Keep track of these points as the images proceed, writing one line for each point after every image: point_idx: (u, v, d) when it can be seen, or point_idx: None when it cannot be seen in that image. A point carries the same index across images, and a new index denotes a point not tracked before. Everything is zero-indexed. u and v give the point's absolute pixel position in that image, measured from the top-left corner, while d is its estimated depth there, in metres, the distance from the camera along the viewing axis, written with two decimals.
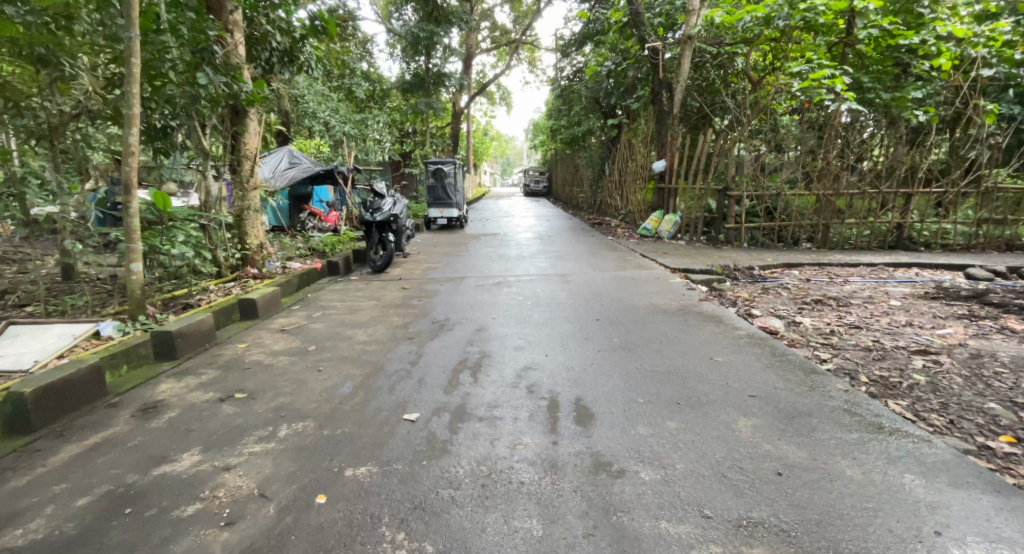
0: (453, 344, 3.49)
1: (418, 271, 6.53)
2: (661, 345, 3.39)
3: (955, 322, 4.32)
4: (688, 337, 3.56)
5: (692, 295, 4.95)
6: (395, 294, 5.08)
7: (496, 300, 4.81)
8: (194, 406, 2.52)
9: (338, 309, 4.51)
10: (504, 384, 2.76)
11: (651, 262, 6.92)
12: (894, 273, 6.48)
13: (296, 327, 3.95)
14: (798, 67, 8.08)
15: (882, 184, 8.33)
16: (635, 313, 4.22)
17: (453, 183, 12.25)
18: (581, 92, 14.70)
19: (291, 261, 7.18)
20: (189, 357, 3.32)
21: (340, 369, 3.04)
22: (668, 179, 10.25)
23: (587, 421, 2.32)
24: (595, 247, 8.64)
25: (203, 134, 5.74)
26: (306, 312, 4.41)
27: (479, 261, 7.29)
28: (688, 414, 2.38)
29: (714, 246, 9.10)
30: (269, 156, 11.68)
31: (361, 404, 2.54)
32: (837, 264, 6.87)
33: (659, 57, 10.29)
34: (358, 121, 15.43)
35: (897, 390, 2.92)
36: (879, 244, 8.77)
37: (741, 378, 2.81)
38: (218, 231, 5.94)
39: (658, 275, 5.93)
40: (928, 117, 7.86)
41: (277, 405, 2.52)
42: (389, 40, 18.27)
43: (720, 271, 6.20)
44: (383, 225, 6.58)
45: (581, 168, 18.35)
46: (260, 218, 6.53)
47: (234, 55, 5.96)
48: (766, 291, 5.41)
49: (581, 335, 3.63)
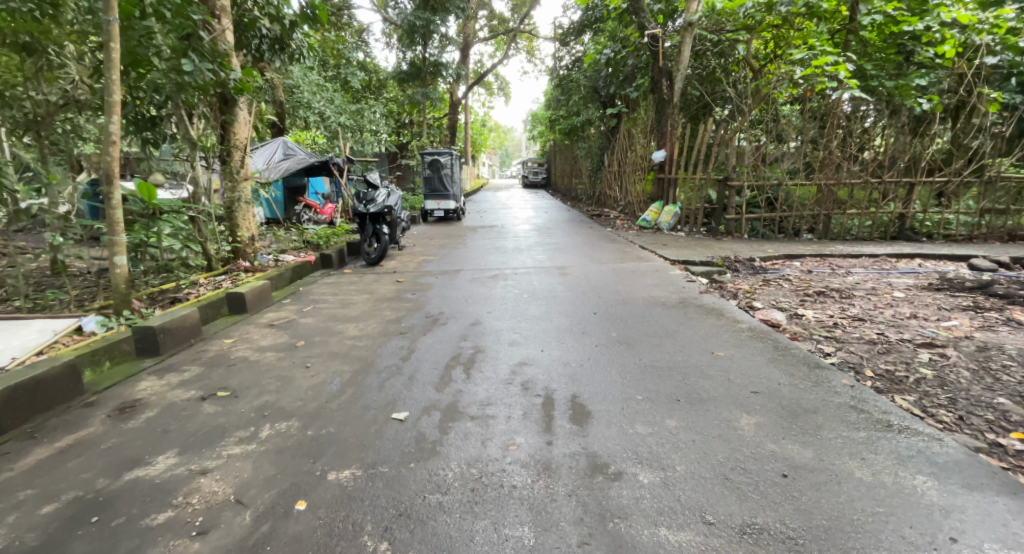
0: (446, 338, 3.40)
1: (413, 263, 6.43)
2: (659, 339, 3.29)
3: (960, 314, 4.24)
4: (688, 331, 3.45)
5: (692, 287, 4.84)
6: (388, 287, 4.97)
7: (492, 293, 4.72)
8: (174, 406, 2.43)
9: (330, 303, 4.41)
10: (498, 381, 2.66)
11: (650, 254, 6.83)
12: (897, 263, 6.37)
13: (285, 322, 3.84)
14: (801, 54, 7.95)
15: (884, 173, 8.25)
16: (633, 306, 4.12)
17: (450, 174, 12.12)
18: (580, 81, 14.53)
19: (284, 254, 7.08)
20: (173, 353, 3.21)
21: (329, 365, 2.94)
22: (668, 169, 10.16)
23: (583, 419, 2.22)
24: (594, 239, 8.55)
25: (191, 124, 5.64)
26: (297, 306, 4.31)
27: (475, 254, 7.18)
28: (688, 412, 2.28)
29: (713, 237, 9.02)
30: (262, 147, 11.61)
31: (349, 402, 2.44)
32: (839, 255, 6.77)
33: (659, 45, 10.09)
34: (353, 111, 15.26)
35: (903, 385, 2.85)
36: (881, 235, 8.68)
37: (743, 374, 2.72)
38: (207, 223, 5.78)
39: (657, 267, 5.83)
40: (931, 105, 7.81)
41: (260, 404, 2.42)
42: (384, 28, 17.99)
43: (720, 263, 6.08)
44: (377, 217, 6.41)
45: (579, 159, 18.19)
46: (251, 209, 6.38)
47: (221, 40, 5.83)
48: (767, 283, 5.32)
49: (578, 329, 3.52)
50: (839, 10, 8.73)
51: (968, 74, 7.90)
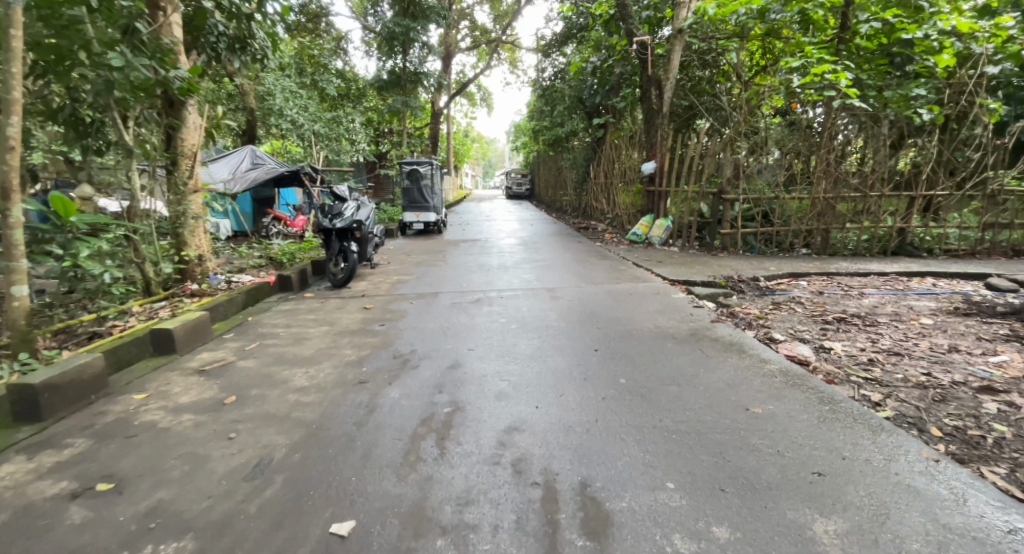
0: (415, 389, 2.76)
1: (385, 285, 5.76)
2: (678, 387, 2.70)
3: (1005, 346, 3.71)
4: (712, 376, 2.86)
5: (701, 314, 4.25)
6: (354, 316, 4.31)
7: (474, 322, 4.07)
8: (28, 510, 1.80)
9: (279, 339, 3.74)
10: (481, 459, 2.02)
11: (646, 272, 6.26)
12: (910, 282, 5.90)
13: (219, 367, 3.18)
14: (797, 63, 7.46)
15: (884, 187, 7.86)
16: (640, 339, 3.52)
17: (430, 185, 11.53)
18: (564, 90, 14.10)
19: (240, 275, 6.40)
20: (64, 417, 2.52)
21: (258, 434, 2.28)
22: (658, 180, 9.76)
23: (601, 529, 1.60)
24: (583, 255, 7.99)
25: (125, 128, 4.84)
26: (239, 343, 3.63)
27: (456, 273, 6.52)
28: (741, 511, 1.68)
29: (708, 252, 8.54)
30: (229, 157, 10.90)
31: (275, 501, 1.79)
32: (846, 273, 6.29)
33: (648, 52, 9.67)
34: (329, 119, 14.56)
35: (984, 450, 2.26)
36: (881, 251, 8.23)
37: (796, 443, 2.13)
38: (144, 242, 5.05)
39: (657, 289, 5.24)
40: (932, 116, 7.35)
41: (150, 509, 1.77)
42: (363, 36, 17.43)
43: (723, 283, 5.54)
44: (345, 233, 5.72)
45: (564, 170, 17.73)
46: (203, 227, 5.85)
47: (164, 34, 5.18)
48: (779, 308, 4.79)
49: (579, 374, 2.90)
50: (827, 21, 8.34)
51: (970, 83, 7.52)
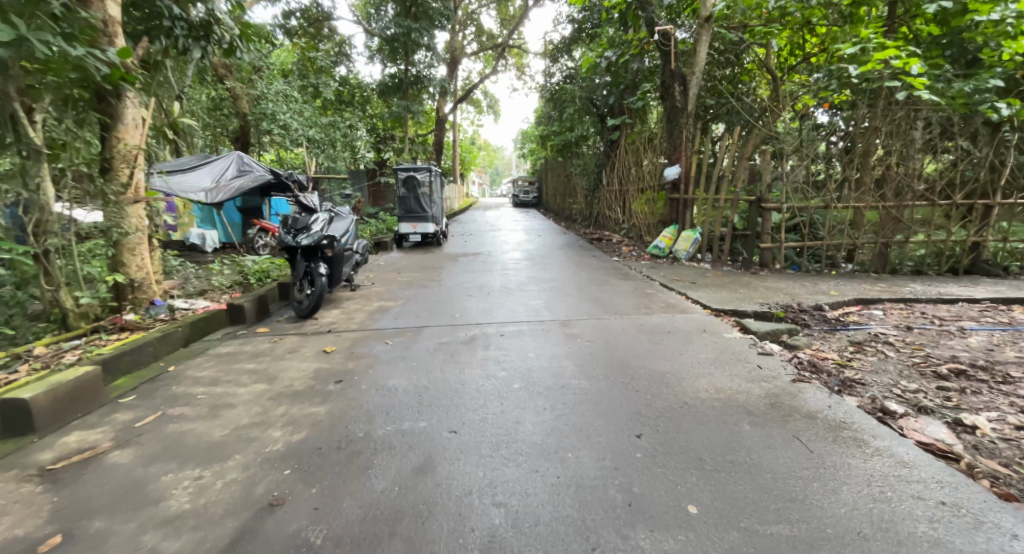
0: (353, 525, 1.70)
1: (361, 314, 4.71)
2: (791, 531, 1.60)
3: None
4: (838, 501, 1.75)
5: (772, 365, 3.14)
6: (304, 366, 3.27)
7: (464, 378, 3.00)
8: None
9: (192, 406, 2.72)
10: None
11: (680, 298, 5.15)
12: (1013, 312, 4.72)
13: (78, 468, 2.16)
14: (853, 49, 6.22)
15: (955, 194, 6.69)
16: (700, 415, 2.42)
17: (428, 194, 10.50)
18: (575, 91, 13.04)
19: (194, 301, 5.40)
20: None
21: None
22: (683, 187, 8.68)
23: None
24: (600, 273, 6.90)
25: (32, 128, 3.82)
26: (130, 419, 2.61)
27: (450, 297, 5.45)
28: None
29: (745, 269, 7.39)
30: (207, 162, 9.25)
31: None
32: (927, 298, 5.11)
33: (671, 42, 8.60)
34: (325, 124, 13.61)
35: None
36: (949, 269, 6.98)
37: None
38: (58, 258, 4.13)
39: (700, 324, 4.13)
40: (1015, 111, 6.04)
41: None
42: (366, 40, 16.57)
43: (782, 315, 4.41)
44: (313, 252, 4.71)
45: (575, 177, 16.65)
46: (147, 245, 4.87)
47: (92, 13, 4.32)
48: (864, 353, 3.66)
49: (620, 493, 1.82)
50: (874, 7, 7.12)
51: None
